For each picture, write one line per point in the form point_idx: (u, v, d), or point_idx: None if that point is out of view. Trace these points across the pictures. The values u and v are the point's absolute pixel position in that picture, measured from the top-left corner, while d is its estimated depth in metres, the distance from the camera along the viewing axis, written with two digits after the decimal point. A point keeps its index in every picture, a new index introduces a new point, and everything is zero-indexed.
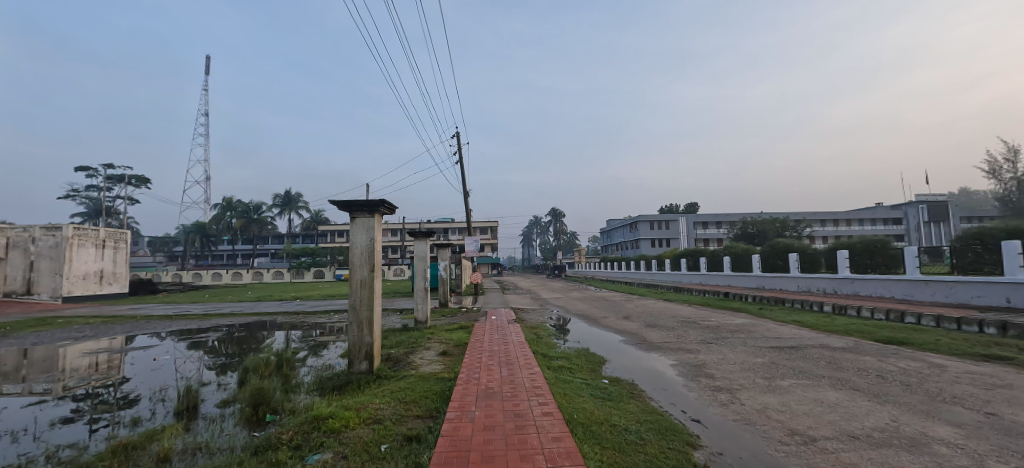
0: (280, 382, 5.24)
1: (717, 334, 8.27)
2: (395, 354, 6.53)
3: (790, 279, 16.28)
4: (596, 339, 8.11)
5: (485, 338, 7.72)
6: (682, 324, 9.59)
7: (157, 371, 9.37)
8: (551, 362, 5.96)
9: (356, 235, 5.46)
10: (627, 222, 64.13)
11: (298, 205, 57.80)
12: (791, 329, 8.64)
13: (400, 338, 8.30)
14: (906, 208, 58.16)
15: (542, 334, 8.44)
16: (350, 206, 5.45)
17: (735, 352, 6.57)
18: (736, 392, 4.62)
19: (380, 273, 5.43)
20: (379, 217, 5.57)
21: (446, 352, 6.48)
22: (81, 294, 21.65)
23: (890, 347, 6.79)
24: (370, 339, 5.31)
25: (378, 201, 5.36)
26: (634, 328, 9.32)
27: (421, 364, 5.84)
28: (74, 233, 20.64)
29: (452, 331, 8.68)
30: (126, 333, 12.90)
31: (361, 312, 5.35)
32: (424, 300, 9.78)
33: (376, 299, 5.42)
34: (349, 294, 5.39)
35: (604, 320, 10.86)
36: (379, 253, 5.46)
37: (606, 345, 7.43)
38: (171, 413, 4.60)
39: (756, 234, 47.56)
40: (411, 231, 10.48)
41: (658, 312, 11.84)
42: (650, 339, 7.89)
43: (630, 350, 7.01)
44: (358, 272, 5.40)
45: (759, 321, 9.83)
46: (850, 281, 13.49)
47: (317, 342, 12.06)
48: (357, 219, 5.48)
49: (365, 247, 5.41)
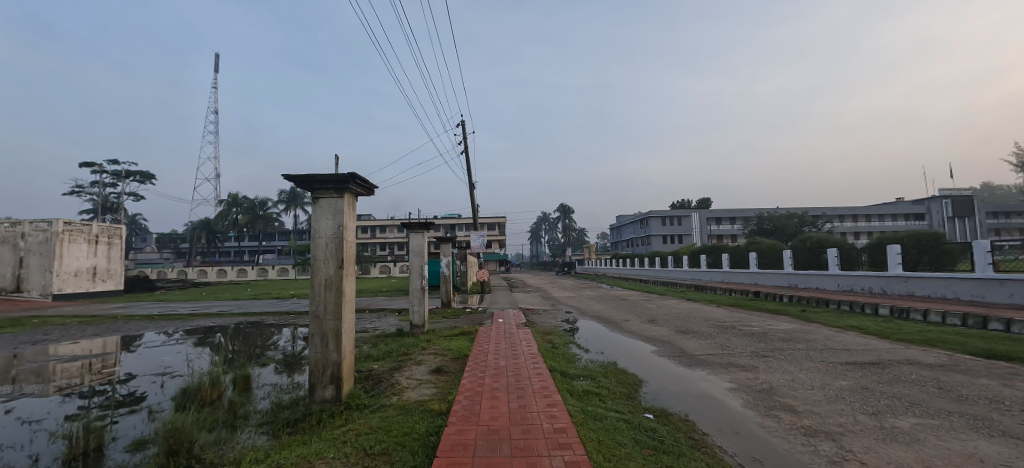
0: (214, 418, 3.96)
1: (768, 344, 6.88)
2: (377, 372, 5.24)
3: (829, 277, 14.64)
4: (622, 350, 6.76)
5: (490, 348, 6.45)
6: (720, 330, 8.23)
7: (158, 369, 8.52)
8: (574, 386, 4.62)
9: (319, 222, 4.18)
10: (638, 218, 62.31)
11: (304, 201, 57.21)
12: (855, 338, 7.19)
13: (390, 347, 7.05)
14: (929, 203, 55.94)
15: (557, 343, 7.12)
16: (310, 182, 4.16)
17: (807, 370, 5.21)
18: (842, 439, 3.28)
19: (352, 270, 4.16)
20: (350, 197, 4.29)
21: (440, 369, 5.17)
22: (73, 291, 21.09)
23: (1000, 365, 5.37)
24: (337, 357, 4.03)
25: (349, 176, 4.08)
26: (665, 334, 7.96)
27: (406, 388, 4.55)
28: (64, 228, 20.56)
29: (452, 339, 7.42)
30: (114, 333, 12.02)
31: (326, 323, 4.07)
32: (421, 301, 8.53)
33: (345, 305, 4.15)
34: (311, 298, 4.11)
35: (626, 324, 9.50)
36: (350, 245, 4.19)
37: (637, 359, 6.10)
38: (57, 462, 3.37)
39: (773, 230, 45.86)
40: (406, 222, 9.12)
41: (687, 315, 10.43)
42: (689, 350, 6.56)
43: (668, 366, 5.67)
44: (322, 269, 4.13)
45: (809, 326, 8.40)
46: (903, 280, 11.84)
47: None
48: (320, 200, 4.19)
49: (332, 237, 4.14)
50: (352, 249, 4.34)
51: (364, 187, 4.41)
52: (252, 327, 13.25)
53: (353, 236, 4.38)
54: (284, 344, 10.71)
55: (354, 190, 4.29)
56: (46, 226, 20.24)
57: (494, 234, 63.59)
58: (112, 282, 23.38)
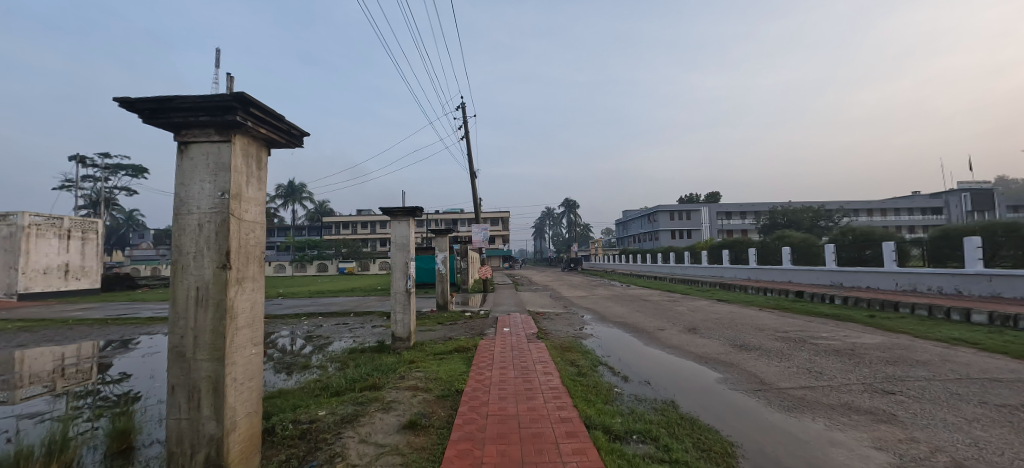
0: None
1: (875, 369, 5.01)
2: (321, 425, 3.42)
3: (884, 275, 12.68)
4: (676, 378, 4.88)
5: (495, 375, 4.63)
6: (789, 344, 6.40)
7: (149, 370, 7.10)
8: (631, 461, 2.77)
9: (187, 186, 2.36)
10: (644, 212, 60.14)
11: (302, 194, 54.97)
12: (986, 360, 5.33)
13: (360, 372, 5.25)
14: (948, 196, 53.67)
15: (584, 366, 5.28)
16: (162, 110, 2.29)
17: (985, 428, 3.34)
18: None
19: (239, 271, 2.32)
20: (243, 141, 2.44)
21: (415, 422, 3.33)
22: (41, 291, 19.54)
23: None
24: (217, 429, 2.24)
25: (234, 98, 2.21)
26: (720, 351, 6.09)
27: (352, 465, 2.71)
28: (31, 223, 18.95)
29: (442, 359, 5.60)
30: (62, 339, 10.34)
31: (198, 368, 2.26)
32: (406, 307, 6.70)
33: (236, 336, 2.34)
34: (173, 321, 2.29)
35: (660, 334, 7.65)
36: (237, 224, 2.34)
37: (701, 397, 4.24)
38: None
39: (787, 224, 43.73)
40: (385, 207, 7.20)
41: (732, 322, 8.54)
42: (768, 378, 4.74)
43: (757, 412, 3.80)
44: (191, 268, 2.30)
45: (902, 340, 6.53)
46: (986, 279, 9.90)
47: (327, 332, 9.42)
48: (189, 147, 2.36)
49: (208, 211, 2.32)
50: (252, 234, 2.52)
51: (273, 131, 2.58)
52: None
53: (257, 212, 2.57)
54: (287, 340, 9.00)
55: (250, 132, 2.45)
56: (11, 220, 18.63)
57: (496, 229, 61.74)
58: (86, 280, 21.79)
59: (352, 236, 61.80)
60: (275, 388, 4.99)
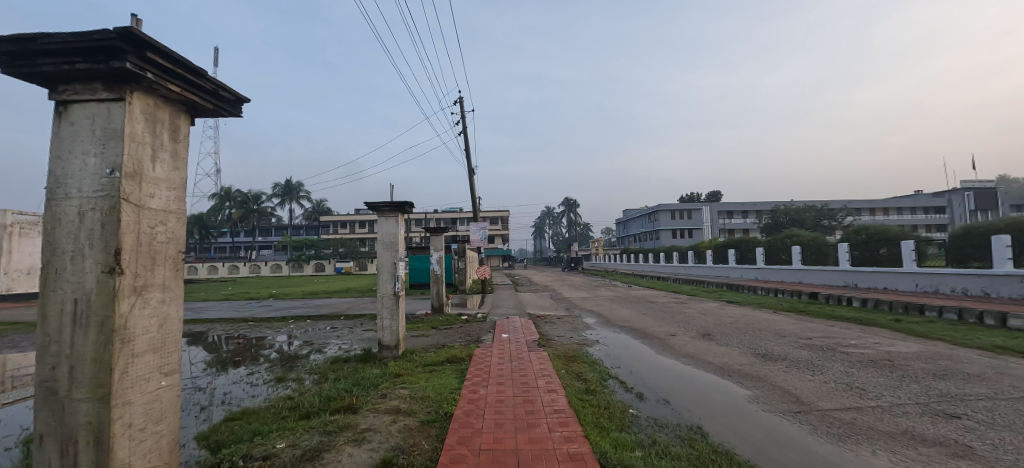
0: None
1: (925, 386, 4.37)
2: (274, 463, 2.78)
3: (903, 275, 12.05)
4: (700, 397, 4.24)
5: (491, 394, 4.01)
6: (818, 354, 5.76)
7: None
8: None
9: (66, 159, 1.73)
10: (645, 212, 59.51)
11: (300, 193, 54.27)
12: None
13: (339, 387, 4.61)
14: (952, 195, 53.08)
15: (592, 381, 4.65)
16: (25, 54, 1.66)
17: None
18: None
19: (130, 277, 1.68)
20: (145, 102, 1.80)
21: (390, 461, 2.69)
22: (24, 292, 18.87)
23: None
24: None
25: (117, 35, 1.57)
26: (742, 362, 5.46)
27: None
28: (13, 221, 18.23)
29: (431, 372, 4.96)
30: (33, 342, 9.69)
31: (74, 411, 1.64)
32: (393, 311, 6.07)
33: (131, 366, 1.71)
34: (43, 347, 1.67)
35: (672, 341, 7.02)
36: (129, 214, 1.71)
37: (732, 421, 3.59)
38: None
39: (790, 224, 43.05)
40: (372, 202, 6.55)
41: (749, 327, 7.92)
42: (806, 397, 4.10)
43: (805, 444, 3.15)
44: (69, 273, 1.68)
45: (942, 350, 5.90)
46: (1016, 280, 9.27)
47: (317, 337, 8.82)
48: (70, 108, 1.74)
49: (91, 194, 1.69)
50: (161, 227, 1.88)
51: (190, 90, 1.94)
52: (219, 325, 10.92)
53: (168, 199, 1.92)
54: (282, 343, 8.55)
55: (155, 88, 1.81)
56: None
57: (496, 228, 61.06)
58: None
59: (350, 235, 61.10)
60: (240, 406, 4.34)
